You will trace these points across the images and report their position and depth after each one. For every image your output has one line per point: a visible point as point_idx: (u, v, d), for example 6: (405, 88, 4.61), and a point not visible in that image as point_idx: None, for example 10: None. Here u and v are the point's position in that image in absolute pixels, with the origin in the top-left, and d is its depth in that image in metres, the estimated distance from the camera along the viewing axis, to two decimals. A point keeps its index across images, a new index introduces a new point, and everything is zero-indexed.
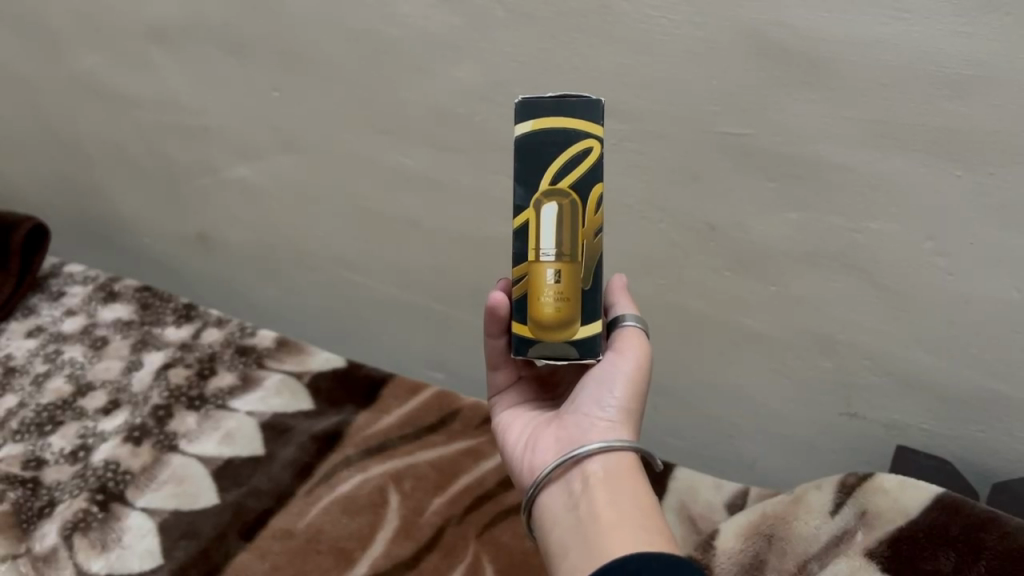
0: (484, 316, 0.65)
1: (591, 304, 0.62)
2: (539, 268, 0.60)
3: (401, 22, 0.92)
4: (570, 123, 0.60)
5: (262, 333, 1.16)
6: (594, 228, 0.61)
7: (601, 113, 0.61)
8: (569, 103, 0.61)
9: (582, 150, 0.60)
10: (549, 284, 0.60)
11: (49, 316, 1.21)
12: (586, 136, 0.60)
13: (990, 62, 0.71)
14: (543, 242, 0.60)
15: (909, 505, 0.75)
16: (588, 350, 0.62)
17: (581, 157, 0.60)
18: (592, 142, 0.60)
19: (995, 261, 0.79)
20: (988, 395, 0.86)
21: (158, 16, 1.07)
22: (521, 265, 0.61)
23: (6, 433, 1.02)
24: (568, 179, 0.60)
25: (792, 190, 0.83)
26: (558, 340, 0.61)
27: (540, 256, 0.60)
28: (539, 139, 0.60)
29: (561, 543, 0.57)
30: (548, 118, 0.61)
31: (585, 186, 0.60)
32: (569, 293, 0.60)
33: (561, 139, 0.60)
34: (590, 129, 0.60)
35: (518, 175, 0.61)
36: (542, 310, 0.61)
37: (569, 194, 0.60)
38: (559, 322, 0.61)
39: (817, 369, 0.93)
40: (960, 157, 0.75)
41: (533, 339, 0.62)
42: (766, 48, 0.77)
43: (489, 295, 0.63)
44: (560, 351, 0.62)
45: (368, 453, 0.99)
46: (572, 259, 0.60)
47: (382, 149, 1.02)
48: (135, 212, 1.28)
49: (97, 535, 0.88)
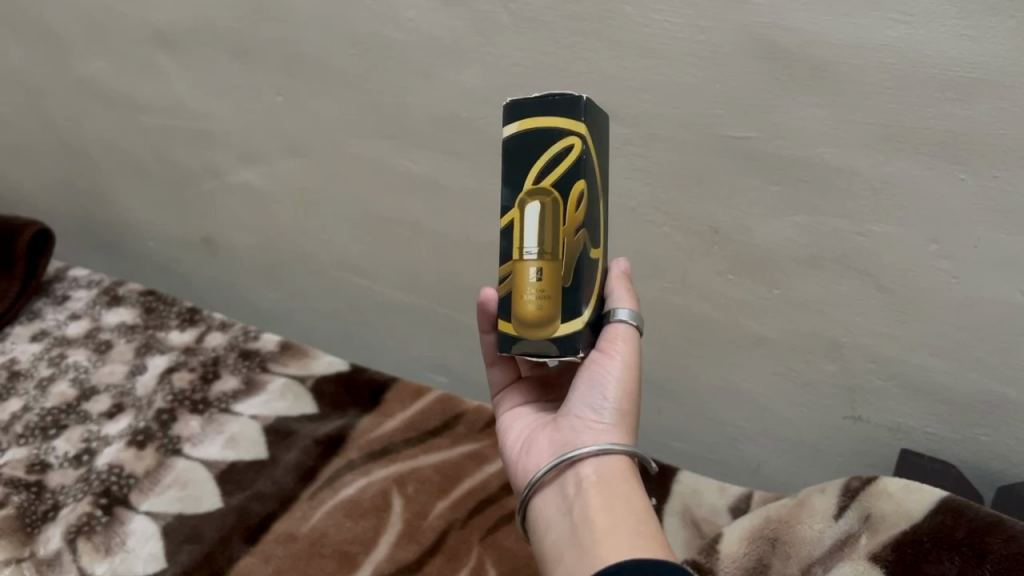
0: (477, 315, 0.68)
1: (572, 300, 0.60)
2: (522, 267, 0.60)
3: (404, 27, 0.92)
4: (553, 122, 0.59)
5: (265, 337, 1.16)
6: (577, 225, 0.59)
7: (583, 109, 0.59)
8: (553, 100, 0.59)
9: (564, 148, 0.59)
10: (531, 282, 0.60)
11: (53, 321, 1.21)
12: (569, 134, 0.59)
13: (997, 65, 0.70)
14: (526, 240, 0.60)
15: (915, 509, 0.75)
16: (569, 347, 0.60)
17: (563, 154, 0.59)
18: (574, 140, 0.58)
19: (999, 264, 0.79)
20: (994, 400, 0.85)
21: (163, 21, 1.08)
22: (507, 263, 0.61)
23: (11, 437, 1.02)
24: (551, 177, 0.59)
25: (796, 194, 0.83)
26: (539, 337, 0.60)
27: (524, 255, 0.60)
28: (525, 139, 0.60)
29: (556, 547, 0.57)
30: (531, 117, 0.60)
31: (567, 184, 0.59)
32: (550, 291, 0.60)
33: (544, 138, 0.59)
34: (573, 125, 0.59)
35: (504, 174, 0.61)
36: (524, 308, 0.60)
37: (551, 192, 0.59)
38: (541, 319, 0.60)
39: (822, 372, 0.93)
40: (965, 161, 0.75)
41: (516, 337, 0.61)
42: (770, 52, 0.78)
43: (482, 290, 0.68)
44: (542, 349, 0.60)
45: (370, 456, 0.99)
46: (554, 257, 0.59)
47: (386, 154, 1.02)
48: (140, 216, 1.28)
49: (101, 539, 0.88)
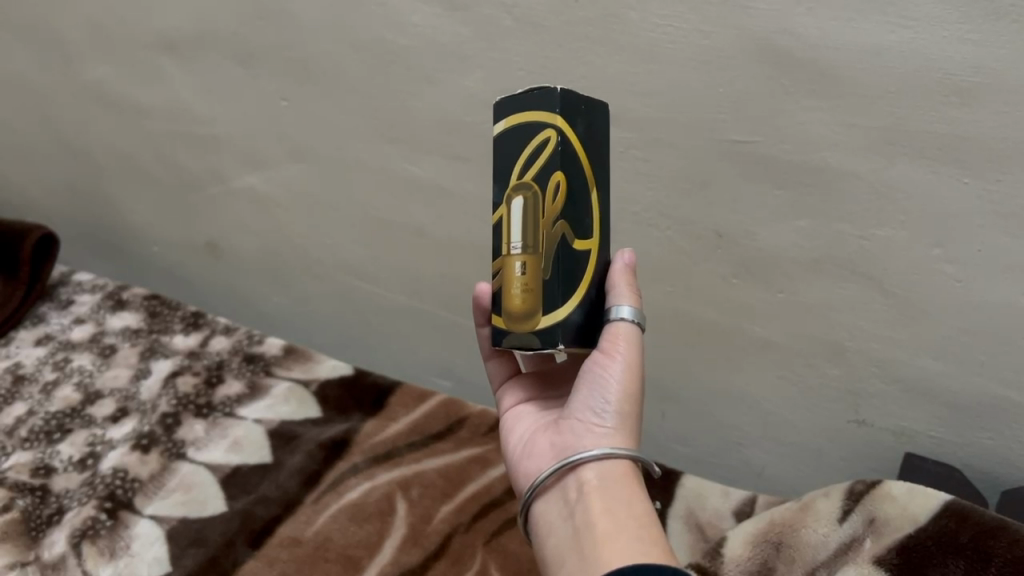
0: (472, 307, 0.72)
1: (552, 292, 0.59)
2: (509, 261, 0.61)
3: (409, 30, 0.92)
4: (533, 117, 0.59)
5: (269, 341, 1.16)
6: (555, 216, 0.58)
7: (559, 101, 0.58)
8: (534, 96, 0.59)
9: (541, 141, 0.58)
10: (517, 276, 0.60)
11: (57, 325, 1.22)
12: (546, 127, 0.58)
13: (1002, 68, 0.70)
14: (512, 235, 0.60)
15: (920, 513, 0.74)
16: (550, 339, 0.59)
17: (541, 148, 0.58)
18: (550, 132, 0.58)
19: (1002, 268, 0.79)
20: (999, 403, 0.85)
21: (169, 26, 1.08)
22: (498, 259, 0.62)
23: (15, 441, 1.02)
24: (532, 171, 0.59)
25: (799, 198, 0.83)
26: (524, 330, 0.60)
27: (511, 250, 0.60)
28: (511, 137, 0.60)
29: (558, 551, 0.58)
30: (514, 113, 0.60)
31: (545, 177, 0.58)
32: (532, 284, 0.59)
33: (526, 133, 0.59)
34: (549, 116, 0.58)
35: (495, 172, 0.62)
36: (511, 302, 0.60)
37: (532, 186, 0.59)
38: (525, 312, 0.60)
39: (826, 376, 0.93)
40: (969, 164, 0.75)
41: (505, 331, 0.61)
42: (774, 56, 0.78)
43: (478, 285, 0.71)
44: (526, 341, 0.59)
45: (375, 460, 0.99)
46: (536, 250, 0.59)
47: (390, 158, 1.03)
48: (144, 220, 1.29)
49: (106, 542, 0.88)
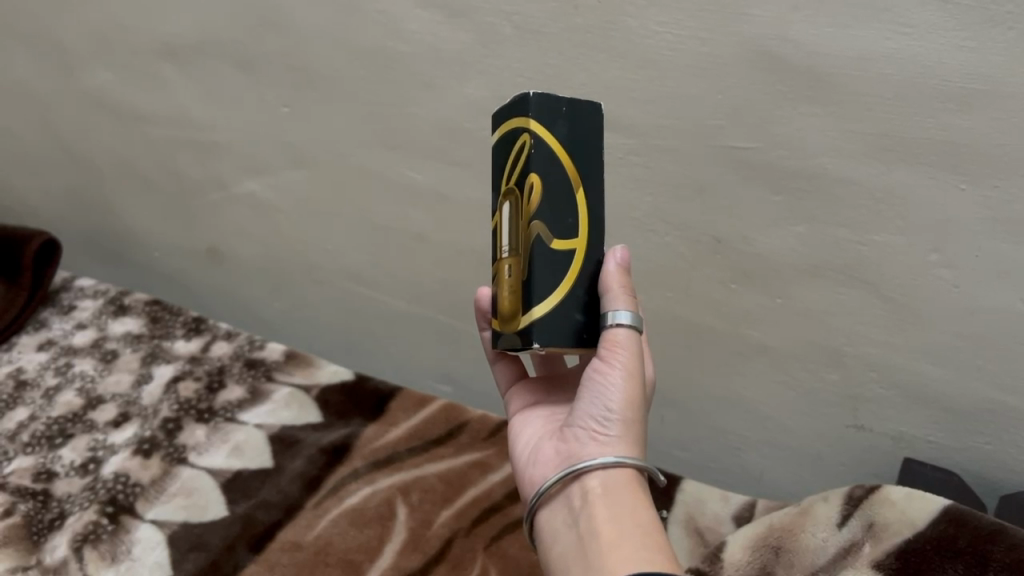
0: (478, 313, 0.72)
1: (530, 292, 0.59)
2: (501, 264, 0.62)
3: (409, 37, 0.93)
4: (514, 124, 0.60)
5: (271, 346, 1.17)
6: (530, 217, 0.59)
7: (532, 106, 0.59)
8: (515, 104, 0.61)
9: (519, 146, 0.60)
10: (507, 278, 0.61)
11: (59, 330, 1.22)
12: (521, 132, 0.59)
13: (997, 76, 0.71)
14: (503, 240, 0.62)
15: (919, 518, 0.75)
16: (527, 338, 0.59)
17: (518, 153, 0.60)
18: (524, 136, 0.59)
19: (999, 273, 0.79)
20: (997, 407, 0.86)
21: (171, 32, 1.09)
22: (496, 264, 0.64)
23: (17, 446, 1.03)
24: (514, 176, 0.61)
25: (796, 204, 0.84)
26: (511, 330, 0.60)
27: (503, 254, 0.62)
28: (501, 145, 0.63)
29: (563, 558, 0.58)
30: (502, 123, 0.62)
31: (522, 180, 0.59)
32: (516, 284, 0.60)
33: (510, 140, 0.61)
34: (524, 121, 0.59)
35: (495, 182, 0.64)
36: (503, 304, 0.62)
37: (513, 191, 0.60)
38: (510, 312, 0.61)
39: (824, 380, 0.93)
40: (966, 170, 0.76)
41: (501, 332, 0.62)
42: (771, 64, 0.78)
43: (482, 288, 0.72)
44: (513, 341, 0.60)
45: (376, 465, 0.99)
46: (517, 252, 0.60)
47: (391, 165, 1.03)
48: (144, 226, 1.30)
49: (107, 547, 0.89)
